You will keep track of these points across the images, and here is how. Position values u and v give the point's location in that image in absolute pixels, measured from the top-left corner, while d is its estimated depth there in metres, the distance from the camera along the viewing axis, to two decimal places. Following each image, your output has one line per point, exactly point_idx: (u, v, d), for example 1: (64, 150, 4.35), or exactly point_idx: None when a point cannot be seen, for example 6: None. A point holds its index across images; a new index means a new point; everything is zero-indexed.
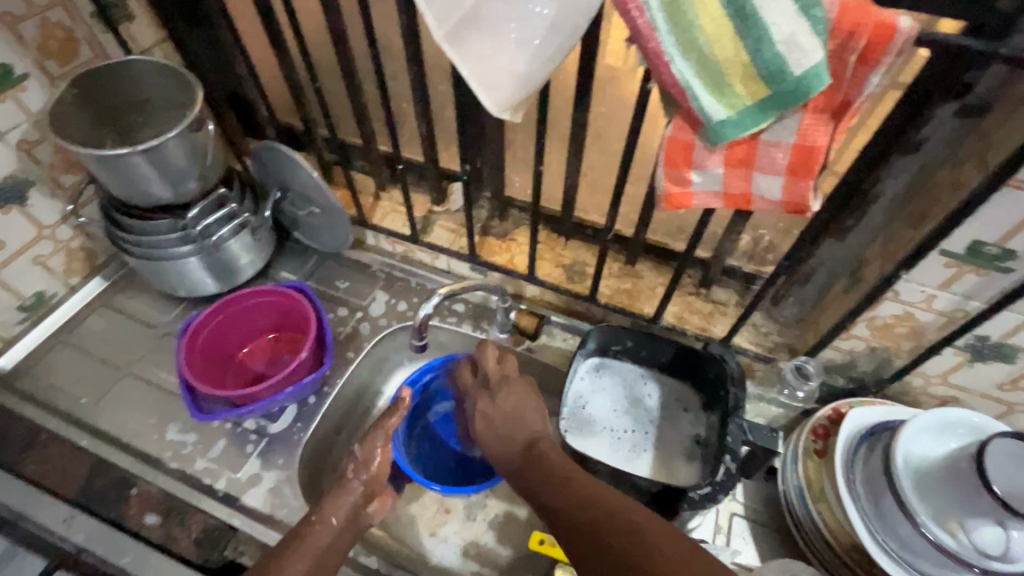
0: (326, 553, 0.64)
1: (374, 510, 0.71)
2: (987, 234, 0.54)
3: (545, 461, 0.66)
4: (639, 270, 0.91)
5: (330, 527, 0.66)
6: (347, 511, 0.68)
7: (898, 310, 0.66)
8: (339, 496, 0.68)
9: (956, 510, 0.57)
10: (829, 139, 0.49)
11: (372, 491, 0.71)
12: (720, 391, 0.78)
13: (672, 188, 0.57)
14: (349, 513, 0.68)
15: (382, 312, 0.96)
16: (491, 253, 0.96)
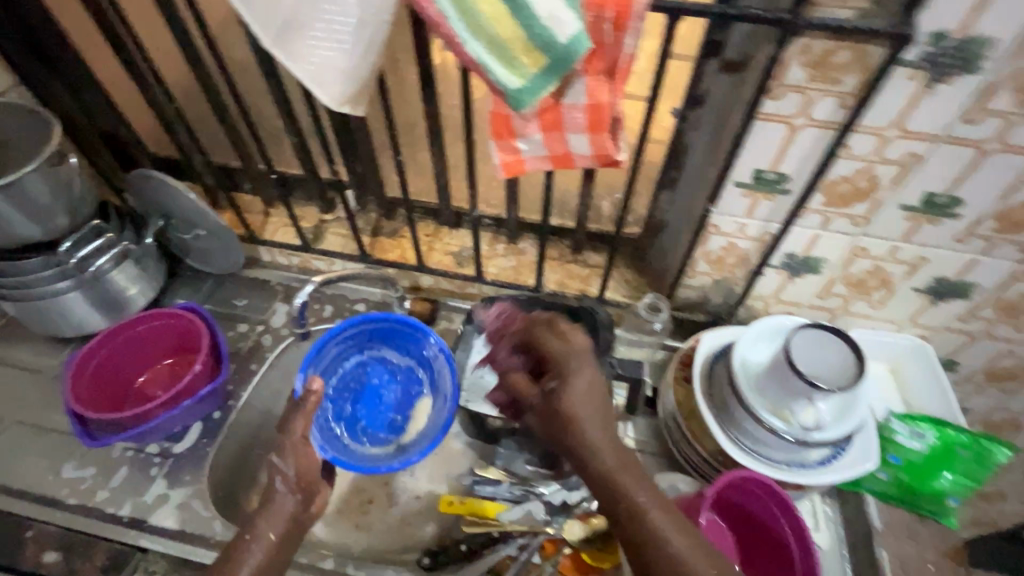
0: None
1: (317, 510, 0.68)
2: (761, 162, 0.65)
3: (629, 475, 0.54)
4: (521, 248, 0.99)
5: (264, 544, 0.62)
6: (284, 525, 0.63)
7: (724, 242, 0.77)
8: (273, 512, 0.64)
9: (782, 398, 0.67)
10: (613, 96, 0.58)
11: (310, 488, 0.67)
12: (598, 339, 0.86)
13: (506, 157, 0.65)
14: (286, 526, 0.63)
15: (283, 322, 0.99)
16: (383, 251, 1.01)
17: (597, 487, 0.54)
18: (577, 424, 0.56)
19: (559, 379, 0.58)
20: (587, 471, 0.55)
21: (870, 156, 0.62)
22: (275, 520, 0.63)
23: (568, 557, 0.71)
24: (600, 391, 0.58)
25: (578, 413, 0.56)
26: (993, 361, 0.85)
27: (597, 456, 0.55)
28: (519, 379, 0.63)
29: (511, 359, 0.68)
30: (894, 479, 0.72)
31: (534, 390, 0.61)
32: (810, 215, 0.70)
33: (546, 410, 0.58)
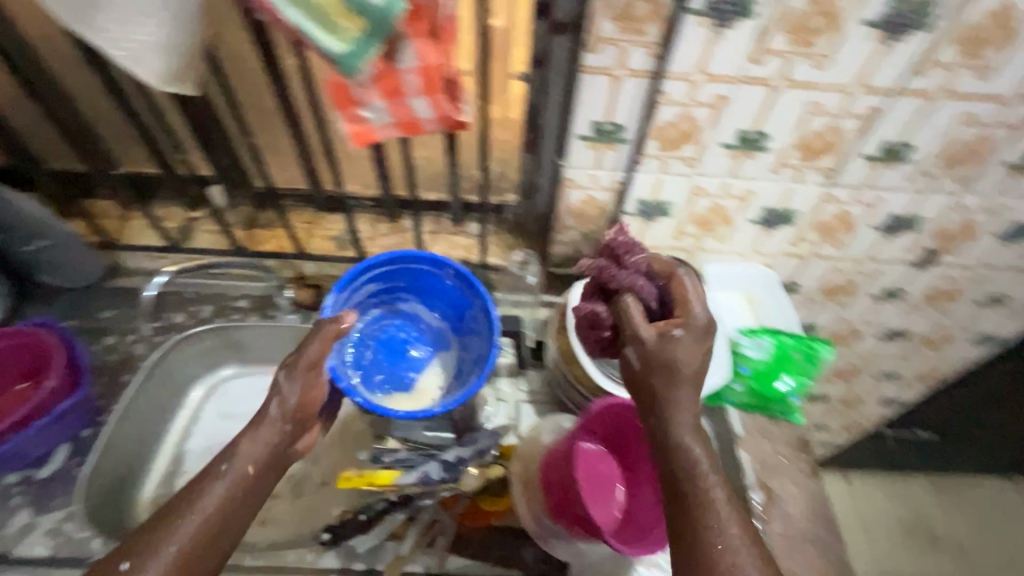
0: (214, 528, 0.55)
1: (303, 447, 0.65)
2: (595, 115, 0.71)
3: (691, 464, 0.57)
4: (404, 225, 1.00)
5: (233, 484, 0.58)
6: (263, 458, 0.60)
7: (582, 195, 0.83)
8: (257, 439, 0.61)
9: None
10: (441, 56, 0.60)
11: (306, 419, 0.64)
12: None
13: (354, 127, 0.66)
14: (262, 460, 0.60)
15: (158, 329, 0.94)
16: (260, 243, 0.98)
17: (662, 439, 0.58)
18: (676, 379, 0.58)
19: (683, 332, 0.60)
20: (667, 430, 0.58)
21: (686, 101, 0.69)
22: (255, 448, 0.60)
23: (467, 506, 0.74)
24: (703, 357, 0.60)
25: (678, 359, 0.59)
26: (824, 279, 0.98)
27: (675, 421, 0.58)
28: (635, 316, 0.62)
29: (638, 279, 0.64)
30: (747, 388, 0.81)
31: (646, 325, 0.62)
32: (649, 161, 0.77)
33: (649, 352, 0.60)
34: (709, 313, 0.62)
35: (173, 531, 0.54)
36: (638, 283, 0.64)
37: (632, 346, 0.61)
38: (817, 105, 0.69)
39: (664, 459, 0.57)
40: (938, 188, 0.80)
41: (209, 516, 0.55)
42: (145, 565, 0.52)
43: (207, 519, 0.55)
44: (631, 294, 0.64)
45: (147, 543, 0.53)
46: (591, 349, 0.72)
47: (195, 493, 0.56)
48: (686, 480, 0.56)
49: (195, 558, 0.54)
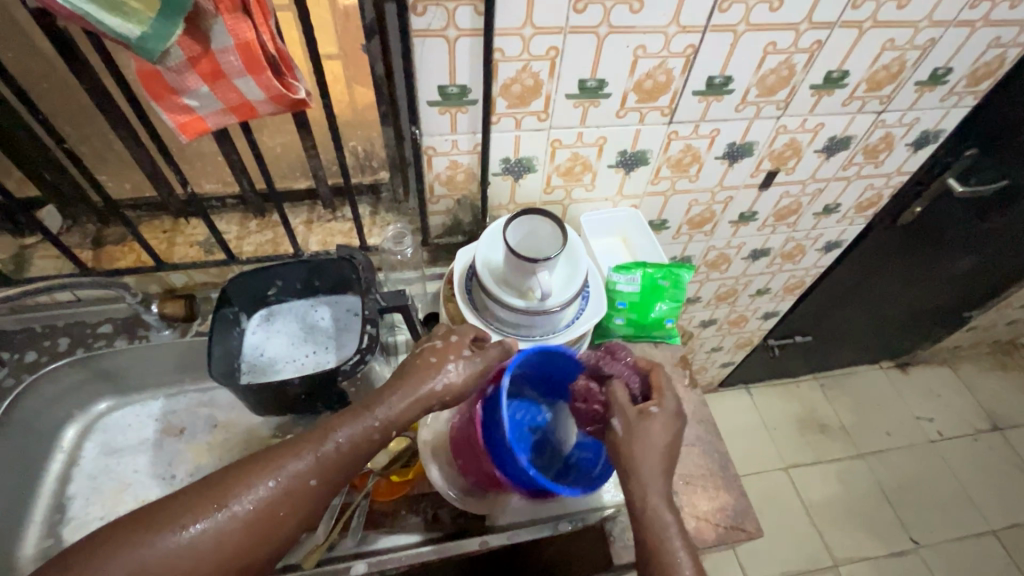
0: (346, 458, 0.58)
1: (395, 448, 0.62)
2: (439, 78, 0.72)
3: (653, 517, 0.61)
4: (275, 219, 0.96)
5: (374, 434, 0.59)
6: (409, 417, 0.61)
7: (447, 161, 0.84)
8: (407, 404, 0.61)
9: (516, 282, 0.77)
10: (258, 33, 0.57)
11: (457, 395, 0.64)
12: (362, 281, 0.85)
13: (180, 118, 0.63)
14: (405, 421, 0.61)
15: (5, 373, 0.84)
16: (113, 261, 0.89)
17: (642, 500, 0.62)
18: (652, 454, 0.63)
19: (658, 411, 0.65)
20: (645, 495, 0.62)
21: (523, 55, 0.72)
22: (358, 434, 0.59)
23: (381, 482, 0.75)
24: (674, 435, 0.65)
25: (656, 440, 0.64)
26: (688, 212, 1.07)
27: (649, 486, 0.62)
28: (621, 397, 0.66)
29: (626, 367, 0.70)
30: (628, 320, 0.88)
31: (631, 411, 0.66)
32: (502, 119, 0.79)
33: (627, 427, 0.64)
34: (678, 399, 0.68)
35: (311, 447, 0.57)
36: (620, 371, 0.69)
37: (618, 419, 0.65)
38: (643, 47, 0.74)
39: (638, 519, 0.62)
40: (763, 113, 0.89)
41: (340, 449, 0.57)
42: (284, 476, 0.55)
43: (338, 448, 0.58)
44: (615, 378, 0.69)
45: (287, 457, 0.56)
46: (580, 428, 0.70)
47: (343, 426, 0.59)
48: (655, 537, 0.61)
49: (322, 479, 0.57)
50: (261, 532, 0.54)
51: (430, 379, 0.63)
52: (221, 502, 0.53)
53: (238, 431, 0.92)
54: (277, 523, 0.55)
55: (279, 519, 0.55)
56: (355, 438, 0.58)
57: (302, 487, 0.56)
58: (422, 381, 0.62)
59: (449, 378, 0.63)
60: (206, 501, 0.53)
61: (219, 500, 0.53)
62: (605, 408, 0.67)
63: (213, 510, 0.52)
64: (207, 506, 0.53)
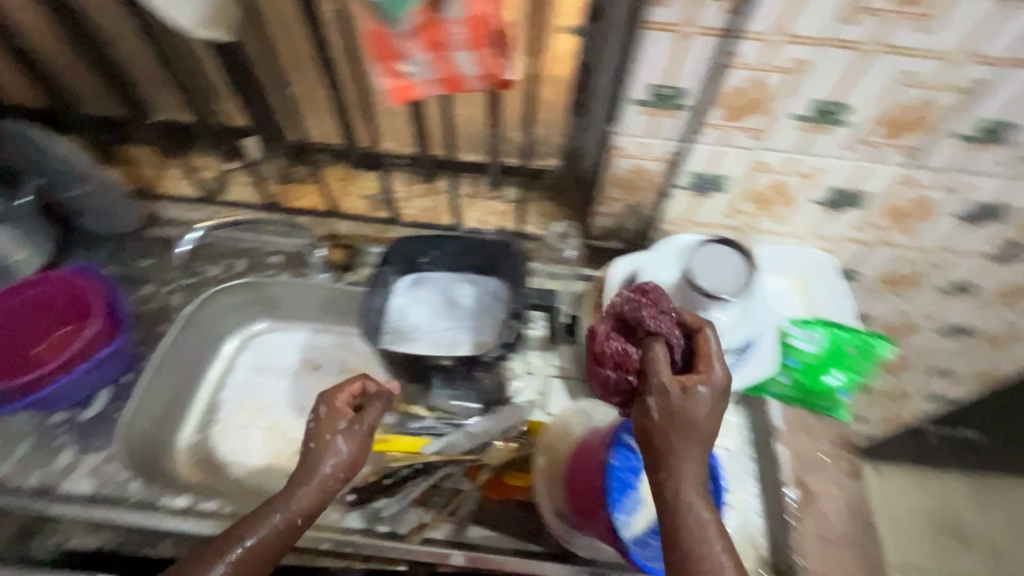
0: (272, 541, 0.57)
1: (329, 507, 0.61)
2: (654, 78, 0.65)
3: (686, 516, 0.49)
4: (438, 187, 0.96)
5: (287, 520, 0.58)
6: (314, 500, 0.60)
7: (631, 164, 0.77)
8: (302, 490, 0.60)
9: (683, 313, 0.69)
10: (491, 7, 0.56)
11: (353, 462, 0.63)
12: (517, 273, 0.85)
13: (392, 82, 0.61)
14: (313, 505, 0.59)
15: (194, 280, 0.94)
16: (296, 198, 0.97)
17: (675, 503, 0.50)
18: (692, 441, 0.51)
19: (706, 392, 0.52)
20: (680, 493, 0.50)
21: (760, 65, 0.62)
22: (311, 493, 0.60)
23: (491, 479, 0.74)
24: (717, 424, 0.52)
25: (699, 422, 0.51)
26: (886, 268, 0.90)
27: (686, 487, 0.50)
28: (660, 368, 0.53)
29: (670, 329, 0.56)
30: (794, 382, 0.77)
31: (673, 385, 0.53)
32: (709, 131, 0.70)
33: (667, 408, 0.52)
34: (729, 371, 0.54)
35: (223, 553, 0.55)
36: (664, 326, 0.56)
37: (653, 395, 0.53)
38: (913, 73, 0.61)
39: (668, 524, 0.50)
40: None
41: (260, 539, 0.56)
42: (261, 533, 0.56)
43: (258, 542, 0.56)
44: (657, 338, 0.56)
45: (260, 518, 0.57)
46: (606, 397, 0.60)
47: (252, 524, 0.57)
48: (689, 539, 0.49)
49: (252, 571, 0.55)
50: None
51: (324, 458, 0.61)
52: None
53: (365, 382, 0.97)
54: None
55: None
56: (266, 527, 0.57)
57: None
58: (313, 466, 0.61)
59: (342, 454, 0.62)
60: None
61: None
62: (637, 373, 0.56)
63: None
64: None
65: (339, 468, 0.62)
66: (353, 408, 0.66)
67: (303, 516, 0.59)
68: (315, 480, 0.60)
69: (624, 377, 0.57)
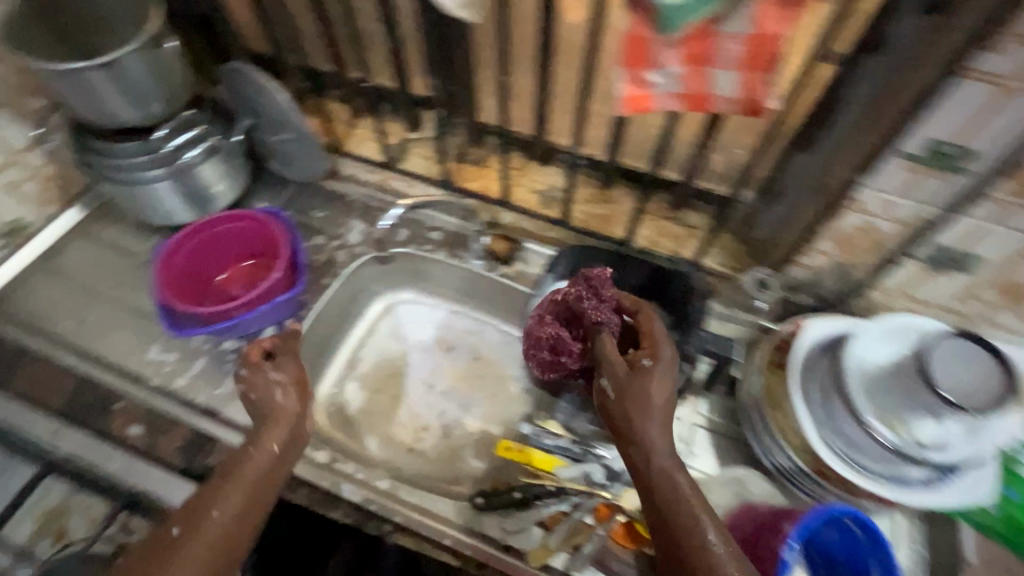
0: (258, 484, 0.61)
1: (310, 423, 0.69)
2: (941, 132, 0.55)
3: (671, 500, 0.55)
4: (613, 196, 0.91)
5: (269, 454, 0.63)
6: (286, 435, 0.65)
7: (860, 221, 0.67)
8: (276, 422, 0.65)
9: (897, 407, 0.61)
10: (785, 27, 0.48)
11: (304, 401, 0.69)
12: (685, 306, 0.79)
13: (633, 90, 0.56)
14: (287, 439, 0.65)
15: (360, 241, 0.98)
16: (466, 179, 0.97)
17: (648, 466, 0.57)
18: (650, 411, 0.59)
19: (651, 364, 0.62)
20: (649, 458, 0.57)
21: None
22: (279, 430, 0.65)
23: (621, 523, 0.69)
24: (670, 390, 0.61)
25: (651, 395, 0.60)
26: None
27: (656, 450, 0.57)
28: (609, 349, 0.65)
29: (610, 316, 0.68)
30: (1004, 515, 0.63)
31: (620, 367, 0.62)
32: (983, 204, 0.58)
33: (619, 385, 0.62)
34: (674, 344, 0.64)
35: (212, 503, 0.58)
36: (606, 314, 0.67)
37: (606, 375, 0.63)
38: None
39: (651, 486, 0.57)
40: None
41: (248, 484, 0.60)
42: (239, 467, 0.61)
43: (239, 492, 0.60)
44: (602, 326, 0.67)
45: (245, 454, 0.62)
46: (550, 376, 0.75)
47: (236, 474, 0.60)
48: (670, 509, 0.55)
49: (236, 505, 0.59)
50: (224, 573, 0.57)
51: (272, 394, 0.67)
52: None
53: (493, 376, 0.95)
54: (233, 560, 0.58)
55: (238, 550, 0.58)
56: (245, 471, 0.61)
57: (245, 521, 0.59)
58: (273, 404, 0.67)
59: (285, 386, 0.69)
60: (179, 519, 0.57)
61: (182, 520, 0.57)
62: (579, 355, 0.72)
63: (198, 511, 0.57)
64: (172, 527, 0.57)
65: (290, 397, 0.68)
66: (266, 358, 0.71)
67: (280, 451, 0.64)
68: (280, 413, 0.66)
69: (575, 354, 0.71)
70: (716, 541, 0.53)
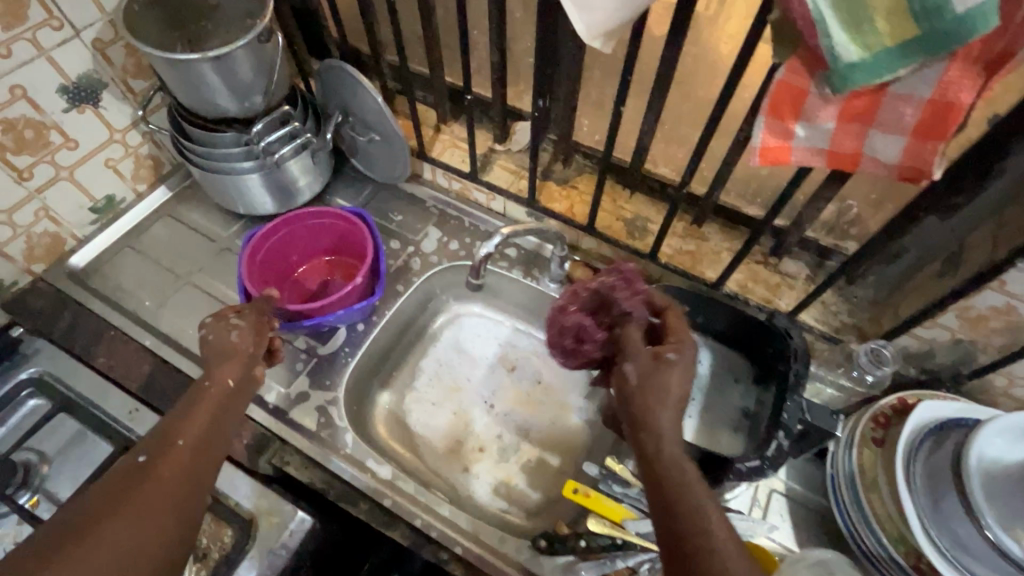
0: (221, 417, 0.59)
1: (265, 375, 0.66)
2: None
3: (677, 490, 0.48)
4: (705, 232, 0.85)
5: (225, 388, 0.61)
6: (242, 372, 0.63)
7: (999, 302, 0.60)
8: (231, 358, 0.63)
9: (1022, 517, 0.56)
10: (974, 96, 0.42)
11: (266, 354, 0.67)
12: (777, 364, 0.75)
13: (770, 141, 0.51)
14: (244, 374, 0.63)
15: (434, 249, 0.96)
16: (550, 200, 0.91)
17: (660, 457, 0.51)
18: (665, 401, 0.53)
19: (676, 357, 0.56)
20: (660, 448, 0.51)
21: None
22: (235, 366, 0.63)
23: None
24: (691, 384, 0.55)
25: (671, 386, 0.54)
26: None
27: (667, 439, 0.51)
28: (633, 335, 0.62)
29: (639, 309, 0.65)
30: None
31: (646, 356, 0.57)
32: None
33: (637, 370, 0.56)
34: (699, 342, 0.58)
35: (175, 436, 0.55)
36: (636, 305, 0.65)
37: (628, 360, 0.58)
38: None
39: (658, 477, 0.50)
40: None
41: (210, 417, 0.58)
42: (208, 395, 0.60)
43: (202, 423, 0.57)
44: (630, 318, 0.65)
45: (217, 384, 0.61)
46: (570, 362, 0.73)
47: (197, 407, 0.58)
48: (680, 504, 0.47)
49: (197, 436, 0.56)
50: (193, 506, 0.53)
51: (227, 333, 0.65)
52: (142, 513, 0.49)
53: (556, 405, 0.91)
54: (201, 496, 0.54)
55: (196, 492, 0.54)
56: (207, 402, 0.59)
57: (208, 455, 0.56)
58: (227, 343, 0.65)
59: (244, 329, 0.66)
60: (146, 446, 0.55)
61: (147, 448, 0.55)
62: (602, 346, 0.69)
63: (165, 436, 0.55)
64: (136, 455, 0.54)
65: (246, 338, 0.66)
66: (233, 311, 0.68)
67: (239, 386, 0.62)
68: (237, 351, 0.64)
69: (598, 343, 0.68)
70: (724, 533, 0.45)
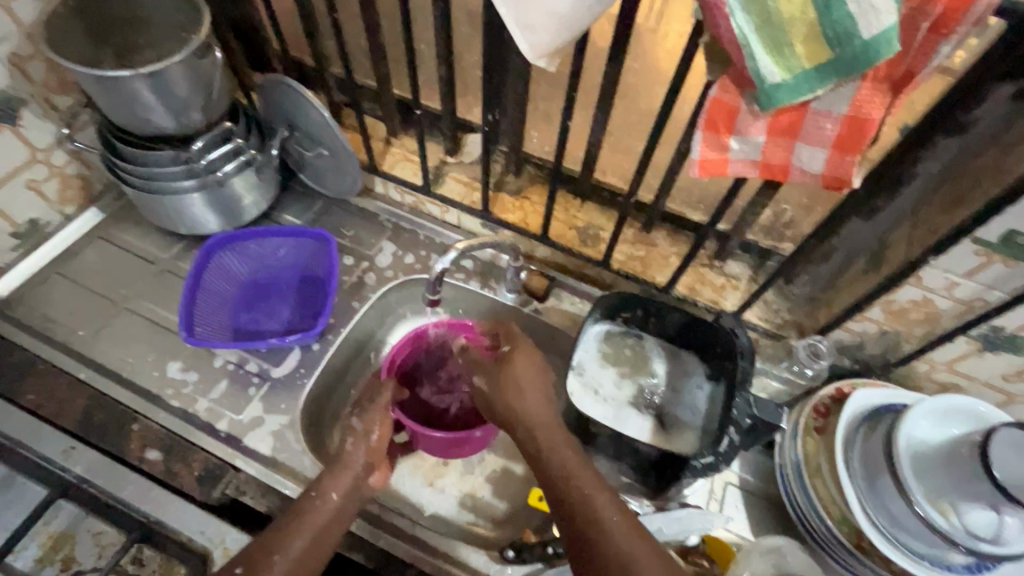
0: (326, 529, 0.64)
1: (375, 482, 0.70)
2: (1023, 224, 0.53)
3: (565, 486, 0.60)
4: (654, 238, 0.89)
5: (329, 503, 0.66)
6: (348, 484, 0.68)
7: (917, 295, 0.66)
8: (339, 472, 0.68)
9: (952, 492, 0.59)
10: (884, 112, 0.47)
11: (373, 463, 0.70)
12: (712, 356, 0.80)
13: (707, 154, 0.53)
14: (349, 488, 0.67)
15: (389, 263, 0.95)
16: (503, 211, 0.92)
17: (534, 444, 0.64)
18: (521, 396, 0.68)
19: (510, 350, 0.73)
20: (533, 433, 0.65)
21: None
22: (340, 482, 0.67)
23: None
24: (535, 369, 0.70)
25: (517, 374, 0.69)
26: None
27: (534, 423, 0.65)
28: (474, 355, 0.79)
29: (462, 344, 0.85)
30: None
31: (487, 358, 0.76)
32: None
33: (489, 386, 0.71)
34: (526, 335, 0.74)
35: (282, 551, 0.61)
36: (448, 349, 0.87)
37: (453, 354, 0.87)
38: None
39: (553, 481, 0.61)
40: None
41: (317, 531, 0.63)
42: (325, 502, 0.66)
43: (304, 536, 0.62)
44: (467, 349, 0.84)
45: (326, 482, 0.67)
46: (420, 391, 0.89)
47: (304, 521, 0.63)
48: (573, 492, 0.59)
49: (311, 557, 0.61)
50: None
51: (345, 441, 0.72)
52: None
53: None
54: None
55: None
56: (310, 517, 0.64)
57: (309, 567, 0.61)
58: (341, 452, 0.70)
59: (358, 436, 0.72)
60: (264, 551, 0.60)
61: (272, 553, 0.60)
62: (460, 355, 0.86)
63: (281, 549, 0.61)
64: (265, 558, 0.60)
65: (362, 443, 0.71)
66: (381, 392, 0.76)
67: (342, 501, 0.66)
68: (345, 460, 0.69)
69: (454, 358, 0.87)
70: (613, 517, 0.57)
